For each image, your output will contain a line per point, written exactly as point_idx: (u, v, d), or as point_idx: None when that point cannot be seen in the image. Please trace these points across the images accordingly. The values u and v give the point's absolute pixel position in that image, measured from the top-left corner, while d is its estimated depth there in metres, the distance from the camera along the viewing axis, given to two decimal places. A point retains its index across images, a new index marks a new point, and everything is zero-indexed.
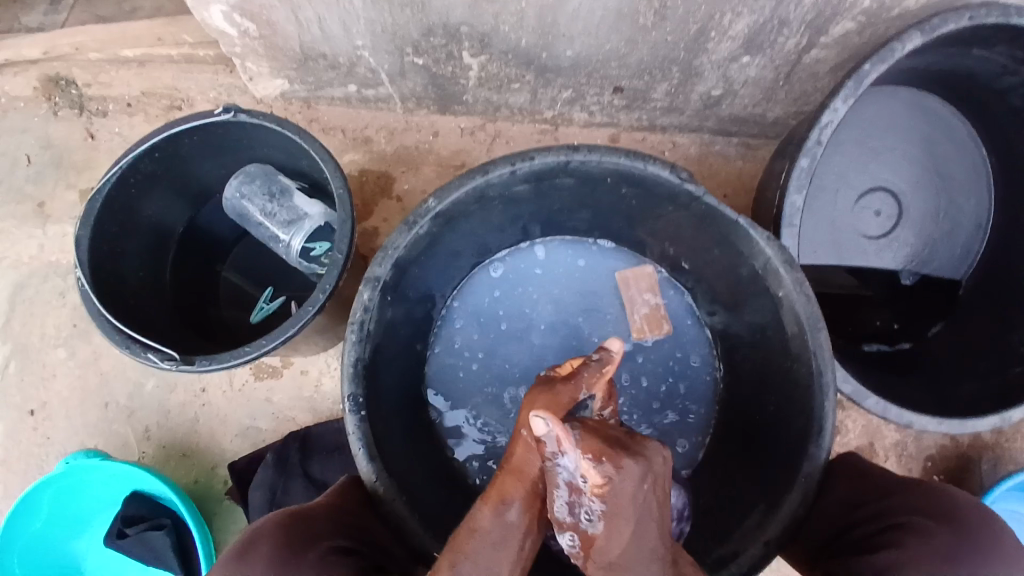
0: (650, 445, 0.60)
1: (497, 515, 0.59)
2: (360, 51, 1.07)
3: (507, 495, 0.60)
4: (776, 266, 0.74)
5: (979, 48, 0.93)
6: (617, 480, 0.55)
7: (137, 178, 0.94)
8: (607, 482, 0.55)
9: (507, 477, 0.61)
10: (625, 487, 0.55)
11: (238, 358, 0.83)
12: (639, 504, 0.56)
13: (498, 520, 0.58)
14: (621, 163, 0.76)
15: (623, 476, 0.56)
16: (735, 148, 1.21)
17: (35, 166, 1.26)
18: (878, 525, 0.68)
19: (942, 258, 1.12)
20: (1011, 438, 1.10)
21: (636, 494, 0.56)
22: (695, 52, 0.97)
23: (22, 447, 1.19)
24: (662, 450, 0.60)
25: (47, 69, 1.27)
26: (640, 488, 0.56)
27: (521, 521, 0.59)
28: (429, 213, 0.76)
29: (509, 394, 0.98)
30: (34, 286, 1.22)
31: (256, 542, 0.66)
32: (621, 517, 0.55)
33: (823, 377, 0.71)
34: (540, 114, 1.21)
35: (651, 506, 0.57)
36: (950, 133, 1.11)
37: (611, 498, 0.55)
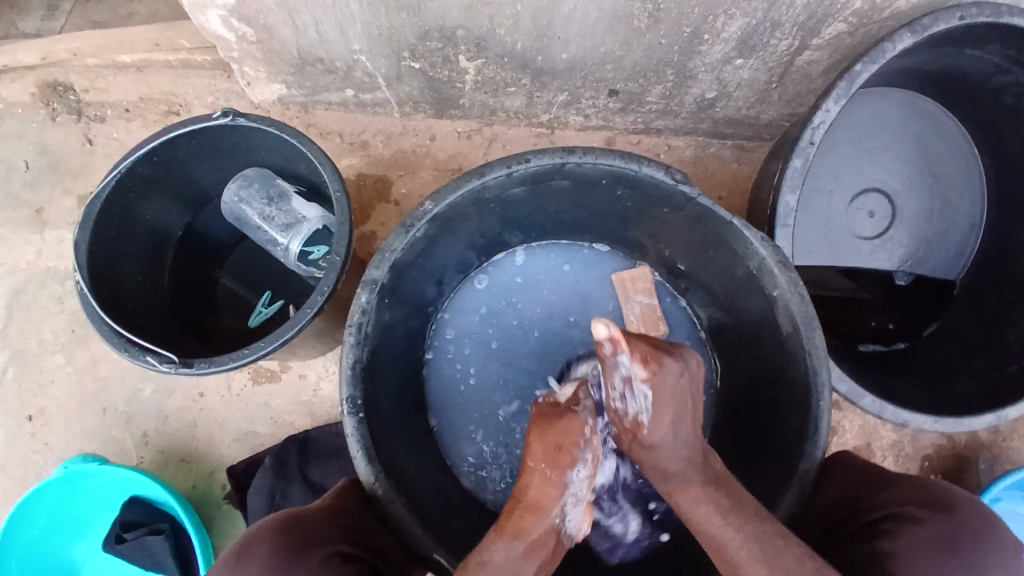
0: (671, 364, 0.68)
1: (510, 551, 0.65)
2: (357, 55, 1.08)
3: (522, 533, 0.67)
4: (771, 266, 0.75)
5: (972, 48, 0.94)
6: (662, 375, 0.67)
7: (135, 182, 0.95)
8: (654, 374, 0.67)
9: (522, 516, 0.68)
10: (669, 380, 0.68)
11: (237, 361, 0.83)
12: (677, 402, 0.69)
13: (520, 548, 0.66)
14: (616, 164, 0.77)
15: (668, 372, 0.68)
16: (729, 150, 1.22)
17: (32, 172, 1.27)
18: (871, 516, 0.69)
19: (937, 258, 1.13)
20: (1007, 437, 1.11)
21: (677, 386, 0.69)
22: (689, 55, 0.98)
23: (20, 453, 1.19)
24: (696, 355, 0.73)
25: (45, 76, 1.28)
26: (678, 380, 0.69)
27: (529, 558, 0.66)
28: (426, 215, 0.76)
29: (507, 407, 0.99)
30: (31, 292, 1.22)
31: (255, 544, 0.66)
32: (666, 406, 0.68)
33: (818, 376, 0.72)
34: (536, 117, 1.22)
35: (686, 397, 0.70)
36: (942, 133, 1.12)
37: (658, 387, 0.67)
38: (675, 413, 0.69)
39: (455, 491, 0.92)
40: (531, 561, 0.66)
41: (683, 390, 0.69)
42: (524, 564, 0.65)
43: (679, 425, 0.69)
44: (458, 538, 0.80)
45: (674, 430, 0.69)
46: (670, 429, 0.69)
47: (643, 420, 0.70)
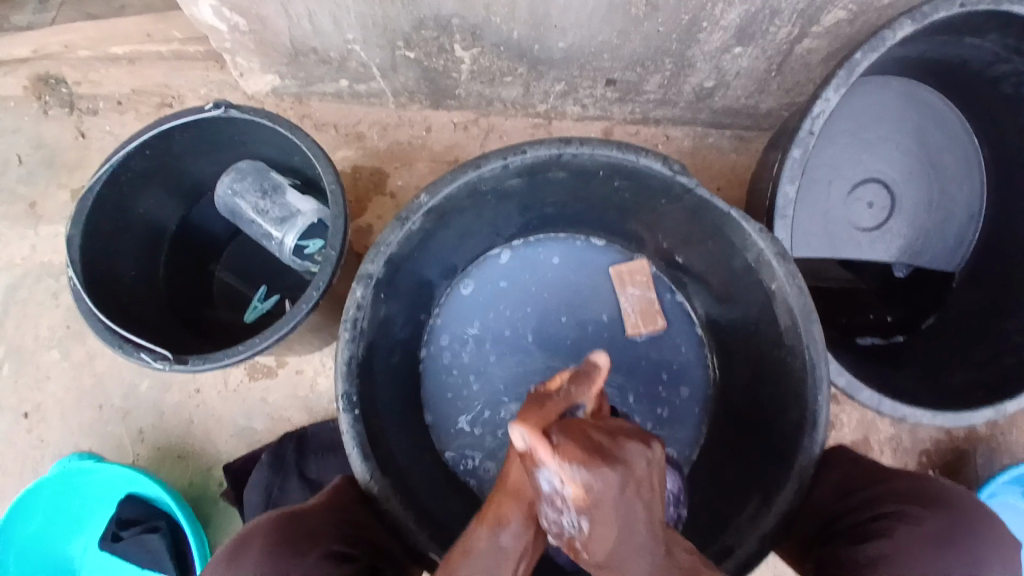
0: (631, 448, 0.54)
1: (492, 536, 0.58)
2: (351, 45, 1.06)
3: (504, 517, 0.58)
4: (770, 259, 0.74)
5: (972, 37, 0.93)
6: (599, 490, 0.50)
7: (128, 175, 0.94)
8: (588, 490, 0.50)
9: (504, 498, 0.59)
10: (606, 496, 0.51)
11: (232, 357, 0.82)
12: (624, 512, 0.52)
13: (500, 541, 0.57)
14: (613, 155, 0.76)
15: (606, 486, 0.51)
16: (728, 141, 1.21)
17: (25, 166, 1.25)
18: (868, 510, 0.69)
19: (935, 249, 1.13)
20: (1005, 431, 1.11)
21: (620, 501, 0.51)
22: (687, 43, 0.97)
23: (17, 449, 1.18)
24: (646, 454, 0.55)
25: (37, 68, 1.26)
26: (620, 493, 0.51)
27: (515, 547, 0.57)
28: (421, 208, 0.75)
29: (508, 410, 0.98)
30: (26, 287, 1.22)
31: (248, 544, 0.66)
32: (608, 521, 0.51)
33: (817, 369, 0.71)
34: (533, 108, 1.21)
35: (635, 512, 0.52)
36: (941, 123, 1.11)
37: (596, 509, 0.51)
38: (619, 525, 0.52)
39: (452, 487, 0.91)
40: (515, 559, 0.57)
41: (633, 500, 0.52)
42: (506, 554, 0.57)
43: (631, 536, 0.53)
44: (455, 534, 0.79)
45: (621, 541, 0.52)
46: (616, 539, 0.52)
47: (580, 536, 0.53)
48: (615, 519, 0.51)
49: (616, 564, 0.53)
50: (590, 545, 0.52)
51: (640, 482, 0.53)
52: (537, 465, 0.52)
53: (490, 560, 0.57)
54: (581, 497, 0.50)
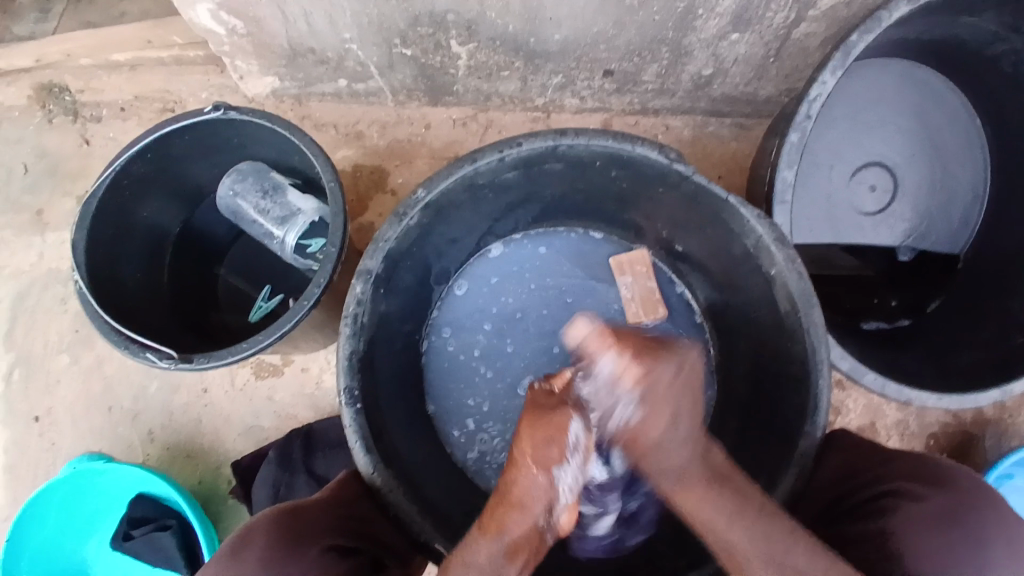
0: (664, 363, 0.62)
1: (492, 549, 0.59)
2: (348, 44, 1.07)
3: (506, 529, 0.60)
4: (768, 244, 0.74)
5: (968, 16, 0.93)
6: (655, 373, 0.62)
7: (130, 180, 0.95)
8: (643, 375, 0.62)
9: (507, 510, 0.60)
10: (663, 376, 0.62)
11: (235, 355, 0.83)
12: (670, 410, 0.61)
13: (500, 551, 0.59)
14: (609, 145, 0.76)
15: (662, 368, 0.62)
16: (728, 129, 1.21)
17: (32, 175, 1.27)
18: (871, 491, 0.69)
19: (940, 232, 1.11)
20: (1015, 413, 1.10)
21: (673, 383, 0.62)
22: (683, 31, 0.97)
23: (30, 453, 1.20)
24: (696, 350, 0.65)
25: (40, 79, 1.28)
26: (671, 380, 0.62)
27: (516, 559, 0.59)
28: (418, 203, 0.76)
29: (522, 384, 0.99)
30: (36, 294, 1.23)
31: (252, 533, 0.67)
32: (663, 408, 0.61)
33: (817, 353, 0.71)
34: (531, 102, 1.21)
35: (684, 397, 0.62)
36: (943, 105, 1.10)
37: (651, 387, 0.61)
38: (668, 416, 0.62)
39: (457, 480, 0.92)
40: (514, 564, 0.59)
41: (682, 386, 0.62)
42: (504, 567, 0.59)
43: (676, 425, 0.62)
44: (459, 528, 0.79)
45: (672, 423, 0.62)
46: (666, 423, 0.61)
47: (631, 425, 0.62)
48: (667, 403, 0.61)
49: (664, 449, 0.62)
50: (640, 429, 0.62)
51: (689, 378, 0.63)
52: (595, 352, 0.65)
53: (495, 569, 0.59)
54: (635, 379, 0.62)
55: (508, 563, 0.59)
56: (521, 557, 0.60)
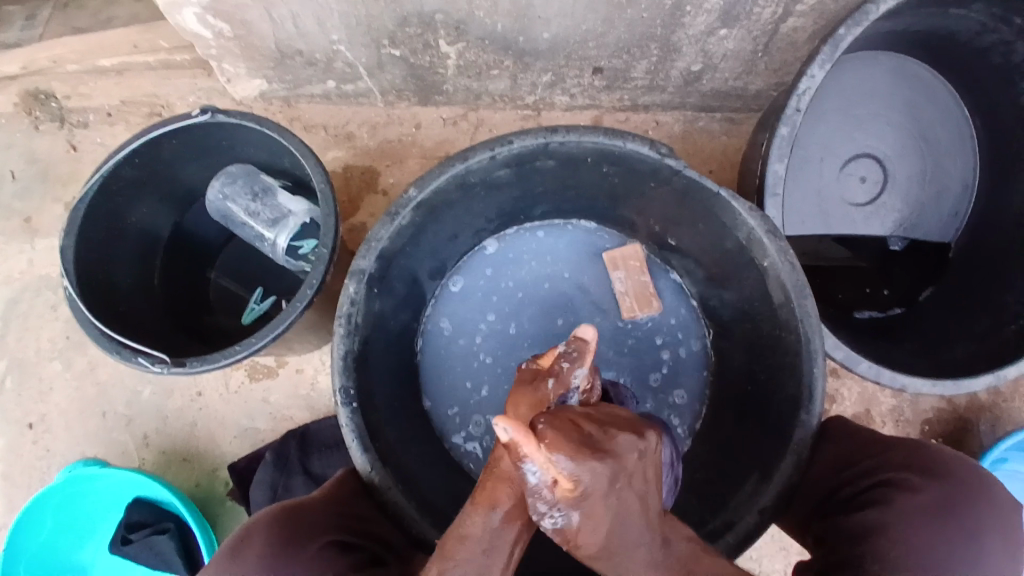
0: (623, 438, 0.57)
1: (486, 521, 0.57)
2: (336, 46, 1.06)
3: (497, 501, 0.57)
4: (761, 236, 0.74)
5: (957, 8, 0.93)
6: (587, 483, 0.52)
7: (119, 184, 0.94)
8: (573, 485, 0.52)
9: (496, 483, 0.57)
10: (594, 488, 0.52)
11: (229, 357, 0.83)
12: (614, 502, 0.54)
13: (495, 521, 0.57)
14: (600, 142, 0.76)
15: (593, 479, 0.52)
16: (718, 123, 1.21)
17: (20, 182, 1.26)
18: (867, 481, 0.69)
19: (930, 222, 1.12)
20: (1007, 398, 1.11)
21: (608, 495, 0.54)
22: (672, 27, 0.97)
23: (23, 461, 1.19)
24: (636, 446, 0.57)
25: (27, 84, 1.27)
26: (635, 463, 0.56)
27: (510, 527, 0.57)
28: (410, 203, 0.76)
29: (525, 366, 0.99)
30: (26, 302, 1.22)
31: (250, 534, 0.67)
32: (599, 513, 0.54)
33: (811, 344, 0.71)
34: (521, 100, 1.21)
35: (630, 501, 0.56)
36: (931, 96, 1.11)
37: (584, 502, 0.53)
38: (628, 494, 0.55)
39: (456, 477, 0.91)
40: (510, 531, 0.57)
41: (643, 467, 0.57)
42: (500, 534, 0.57)
43: (621, 519, 0.55)
44: (457, 523, 0.79)
45: (615, 523, 0.55)
46: (606, 529, 0.55)
47: (570, 517, 0.54)
48: (604, 510, 0.54)
49: (604, 542, 0.55)
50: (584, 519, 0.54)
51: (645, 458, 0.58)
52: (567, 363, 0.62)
53: (489, 539, 0.57)
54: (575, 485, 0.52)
55: (505, 527, 0.57)
56: (520, 519, 0.57)
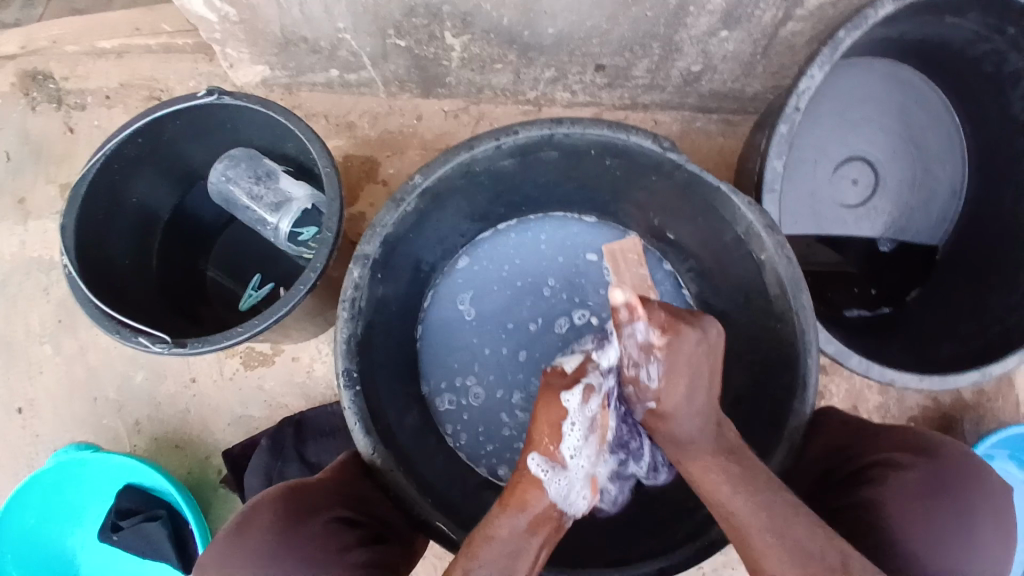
0: (687, 329, 0.65)
1: (512, 522, 0.65)
2: (341, 34, 1.07)
3: (527, 503, 0.66)
4: (758, 230, 0.76)
5: (952, 16, 0.95)
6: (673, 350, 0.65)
7: (121, 162, 0.93)
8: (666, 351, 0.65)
9: (528, 486, 0.67)
10: (681, 353, 0.66)
11: (231, 339, 0.83)
12: (695, 360, 0.66)
13: (522, 523, 0.65)
14: (603, 134, 0.77)
15: (681, 346, 0.65)
16: (715, 124, 1.24)
17: (13, 162, 1.24)
18: (855, 466, 0.72)
19: (919, 225, 1.15)
20: (991, 397, 1.14)
21: (694, 354, 0.66)
22: (674, 27, 0.99)
23: (10, 445, 1.18)
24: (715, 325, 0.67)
25: (24, 65, 1.25)
26: (693, 351, 0.66)
27: (533, 534, 0.65)
28: (415, 189, 0.76)
29: (560, 323, 1.01)
30: (17, 283, 1.21)
31: (255, 512, 0.68)
32: (678, 374, 0.66)
33: (806, 336, 0.73)
34: (523, 95, 1.22)
35: (702, 366, 0.66)
36: (923, 104, 1.14)
37: (669, 360, 0.66)
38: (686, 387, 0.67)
39: (453, 463, 0.92)
40: (535, 537, 0.65)
41: (703, 359, 0.66)
42: (526, 540, 0.64)
43: (694, 392, 0.67)
44: (455, 507, 0.80)
45: (686, 398, 0.67)
46: (683, 393, 0.67)
47: (653, 390, 0.68)
48: (686, 369, 0.66)
49: (680, 413, 0.68)
50: (659, 395, 0.68)
51: (710, 347, 0.66)
52: (628, 321, 0.68)
53: (515, 542, 0.64)
54: (658, 348, 0.66)
55: (531, 537, 0.65)
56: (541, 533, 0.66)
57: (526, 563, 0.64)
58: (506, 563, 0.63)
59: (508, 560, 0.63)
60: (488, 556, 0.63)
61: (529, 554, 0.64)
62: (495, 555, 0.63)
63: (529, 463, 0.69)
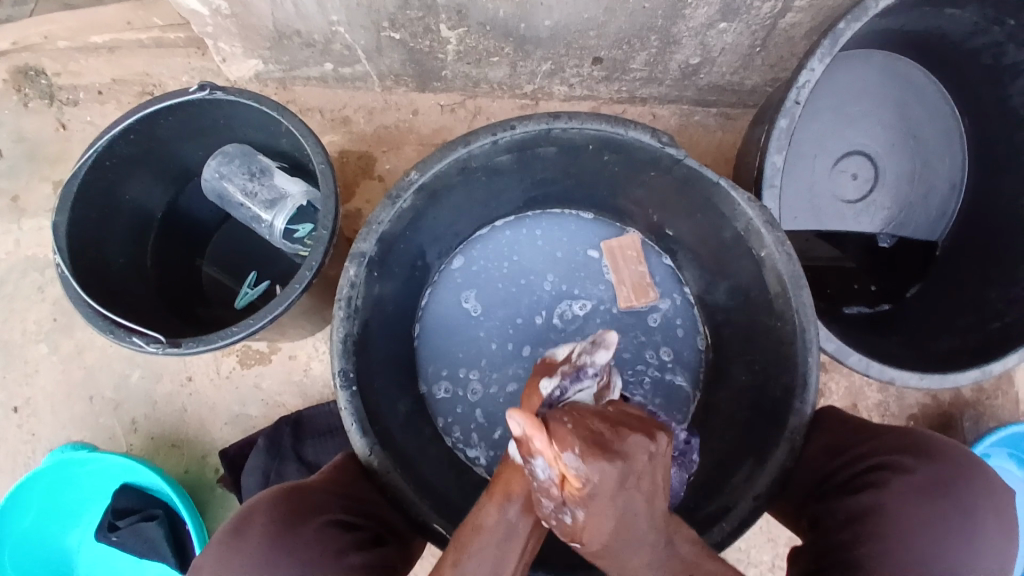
0: (632, 439, 0.58)
1: (501, 511, 0.63)
2: (335, 27, 1.05)
3: (512, 491, 0.64)
4: (758, 227, 0.76)
5: (951, 7, 0.94)
6: (593, 487, 0.55)
7: (114, 160, 0.92)
8: (581, 491, 0.56)
9: (513, 474, 0.65)
10: (602, 489, 0.55)
11: (227, 339, 0.82)
12: (623, 499, 0.57)
13: (510, 512, 0.63)
14: (601, 129, 0.76)
15: (601, 483, 0.55)
16: (714, 118, 1.22)
17: (5, 160, 1.23)
18: (863, 463, 0.71)
19: (919, 220, 1.14)
20: (991, 395, 1.13)
21: (642, 472, 0.58)
22: (673, 19, 0.97)
23: (6, 445, 1.17)
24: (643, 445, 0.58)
25: (14, 60, 1.23)
26: (613, 490, 0.56)
27: (521, 520, 0.63)
28: (411, 185, 0.75)
29: (561, 309, 1.01)
30: (11, 282, 1.20)
31: (251, 516, 0.67)
32: (603, 514, 0.57)
33: (807, 334, 0.72)
34: (520, 89, 1.21)
35: (634, 498, 0.58)
36: (923, 96, 1.13)
37: (589, 502, 0.56)
38: (613, 518, 0.58)
39: (451, 463, 0.91)
40: (525, 523, 0.63)
41: (637, 488, 0.58)
42: (515, 524, 0.63)
43: (631, 521, 0.58)
44: (453, 508, 0.79)
45: (613, 529, 0.58)
46: (613, 524, 0.58)
47: (574, 523, 0.58)
48: (605, 510, 0.57)
49: (611, 545, 0.59)
50: (581, 531, 0.59)
51: (641, 475, 0.58)
52: (533, 454, 0.57)
53: (504, 529, 0.63)
54: (574, 487, 0.56)
55: (520, 522, 0.63)
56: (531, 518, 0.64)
57: (515, 549, 0.62)
58: (495, 552, 0.62)
59: (502, 555, 0.62)
60: (477, 547, 0.62)
61: (518, 540, 0.63)
62: (484, 546, 0.62)
63: (512, 448, 0.66)
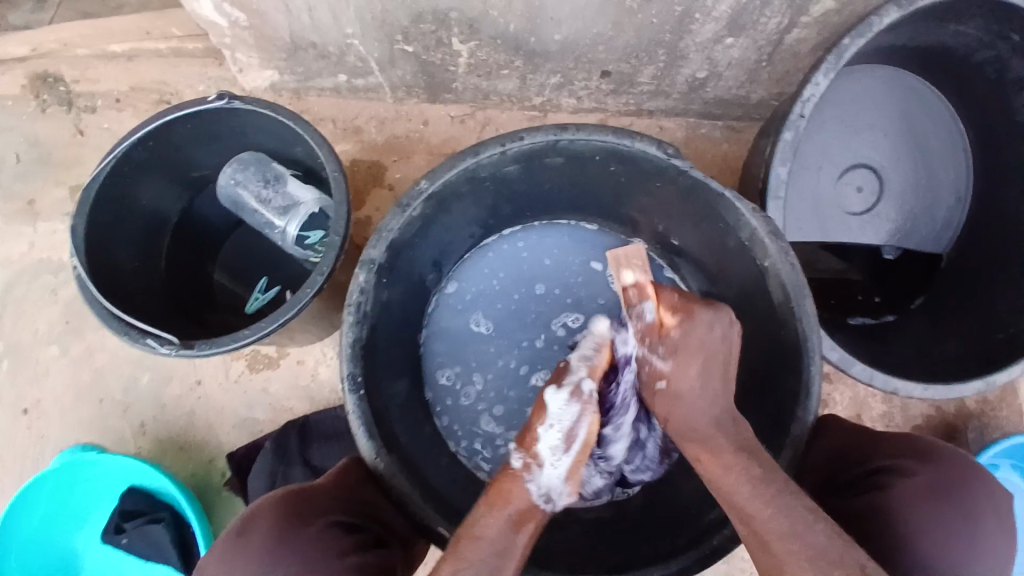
0: (703, 315, 0.68)
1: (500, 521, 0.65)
2: (349, 39, 1.08)
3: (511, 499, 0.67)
4: (762, 236, 0.77)
5: (954, 24, 0.96)
6: (688, 326, 0.69)
7: (129, 166, 0.95)
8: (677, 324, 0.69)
9: (509, 483, 0.68)
10: (693, 332, 0.68)
11: (239, 341, 0.83)
12: (699, 354, 0.69)
13: (508, 522, 0.65)
14: (608, 141, 0.78)
15: (693, 324, 0.68)
16: (720, 131, 1.24)
17: (23, 164, 1.26)
18: (869, 466, 0.72)
19: (923, 232, 1.15)
20: (996, 408, 1.13)
21: (705, 339, 0.68)
22: (680, 34, 0.99)
23: (17, 445, 1.19)
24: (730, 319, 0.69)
25: (34, 67, 1.27)
26: (706, 336, 0.68)
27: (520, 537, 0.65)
28: (421, 194, 0.77)
29: (556, 324, 1.02)
30: (26, 285, 1.22)
31: (255, 518, 0.68)
32: (690, 356, 0.69)
33: (810, 343, 0.73)
34: (529, 101, 1.23)
35: (715, 355, 0.69)
36: (927, 110, 1.14)
37: (682, 335, 0.69)
38: (701, 364, 0.69)
39: (454, 467, 0.92)
40: (520, 534, 0.65)
41: (713, 345, 0.69)
42: (513, 537, 0.64)
43: (706, 378, 0.69)
44: (455, 510, 0.80)
45: (700, 377, 0.69)
46: (696, 373, 0.69)
47: (664, 371, 0.70)
48: (695, 353, 0.69)
49: (686, 397, 0.70)
50: (670, 377, 0.70)
51: (724, 338, 0.69)
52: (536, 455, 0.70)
53: (502, 540, 0.64)
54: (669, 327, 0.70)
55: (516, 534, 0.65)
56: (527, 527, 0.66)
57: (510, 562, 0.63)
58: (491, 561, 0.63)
59: (496, 557, 0.63)
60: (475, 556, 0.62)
61: (515, 550, 0.64)
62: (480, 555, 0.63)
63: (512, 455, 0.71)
